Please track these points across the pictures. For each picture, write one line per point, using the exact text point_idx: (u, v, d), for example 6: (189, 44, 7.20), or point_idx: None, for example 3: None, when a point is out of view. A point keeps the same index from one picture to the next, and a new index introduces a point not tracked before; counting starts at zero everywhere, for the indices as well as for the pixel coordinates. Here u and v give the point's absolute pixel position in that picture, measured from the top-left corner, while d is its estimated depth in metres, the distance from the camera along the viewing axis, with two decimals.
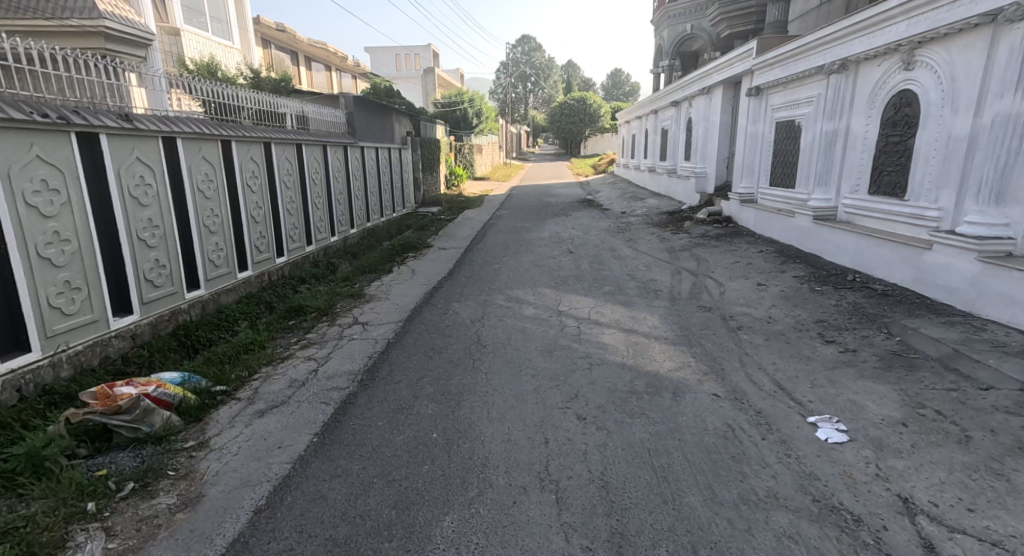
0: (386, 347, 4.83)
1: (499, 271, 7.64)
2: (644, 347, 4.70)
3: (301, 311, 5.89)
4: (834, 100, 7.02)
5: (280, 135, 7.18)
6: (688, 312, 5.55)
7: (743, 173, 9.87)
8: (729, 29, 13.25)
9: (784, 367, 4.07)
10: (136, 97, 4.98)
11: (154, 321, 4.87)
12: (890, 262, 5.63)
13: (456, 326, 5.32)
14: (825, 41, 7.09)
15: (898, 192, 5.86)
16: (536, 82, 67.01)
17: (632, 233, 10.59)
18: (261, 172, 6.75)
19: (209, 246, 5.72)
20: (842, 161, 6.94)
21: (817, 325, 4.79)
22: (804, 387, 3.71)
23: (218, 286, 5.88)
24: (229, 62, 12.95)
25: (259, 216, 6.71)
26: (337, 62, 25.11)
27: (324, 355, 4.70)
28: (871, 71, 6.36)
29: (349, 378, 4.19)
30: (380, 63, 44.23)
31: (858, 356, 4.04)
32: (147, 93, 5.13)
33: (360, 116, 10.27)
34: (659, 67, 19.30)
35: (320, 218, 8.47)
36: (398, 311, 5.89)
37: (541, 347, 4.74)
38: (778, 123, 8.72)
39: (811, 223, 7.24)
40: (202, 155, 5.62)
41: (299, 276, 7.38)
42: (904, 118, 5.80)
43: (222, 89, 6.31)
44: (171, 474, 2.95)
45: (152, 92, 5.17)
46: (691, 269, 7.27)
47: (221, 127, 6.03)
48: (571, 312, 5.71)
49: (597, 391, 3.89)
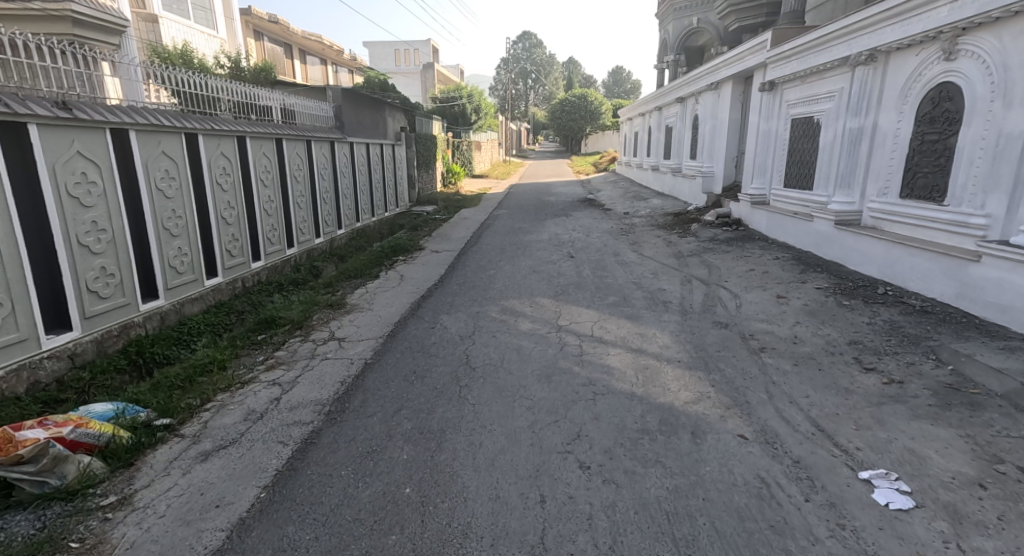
0: (362, 370, 4.24)
1: (494, 278, 7.06)
2: (656, 372, 4.13)
3: (272, 324, 5.30)
4: (860, 95, 6.46)
5: (258, 129, 6.57)
6: (703, 329, 4.97)
7: (755, 173, 9.27)
8: (739, 22, 12.64)
9: (820, 400, 3.50)
10: (110, 88, 4.76)
11: (99, 338, 4.31)
12: (928, 274, 5.07)
13: (442, 343, 4.73)
14: (851, 29, 6.50)
15: (936, 196, 5.30)
16: (536, 78, 66.27)
17: (636, 236, 10.00)
18: (234, 169, 6.17)
19: (171, 251, 5.13)
20: (868, 161, 6.36)
21: (852, 347, 4.22)
22: (847, 428, 3.13)
23: (182, 295, 5.29)
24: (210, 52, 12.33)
25: (231, 217, 6.11)
26: (334, 56, 24.49)
27: (290, 380, 4.12)
28: (904, 61, 5.78)
29: (314, 410, 3.61)
30: (379, 58, 43.57)
31: (907, 390, 3.46)
32: (123, 83, 4.87)
33: (350, 109, 9.64)
34: (665, 62, 18.66)
35: (303, 218, 7.86)
36: (379, 324, 5.30)
37: (538, 372, 4.16)
38: (795, 119, 8.13)
39: (833, 228, 6.66)
40: (163, 150, 5.04)
41: (277, 282, 6.78)
42: (944, 114, 5.23)
43: (197, 79, 5.78)
44: (74, 546, 2.39)
45: (127, 82, 4.89)
46: (703, 277, 6.69)
47: (189, 118, 5.47)
48: (571, 327, 5.13)
49: (603, 430, 3.31)
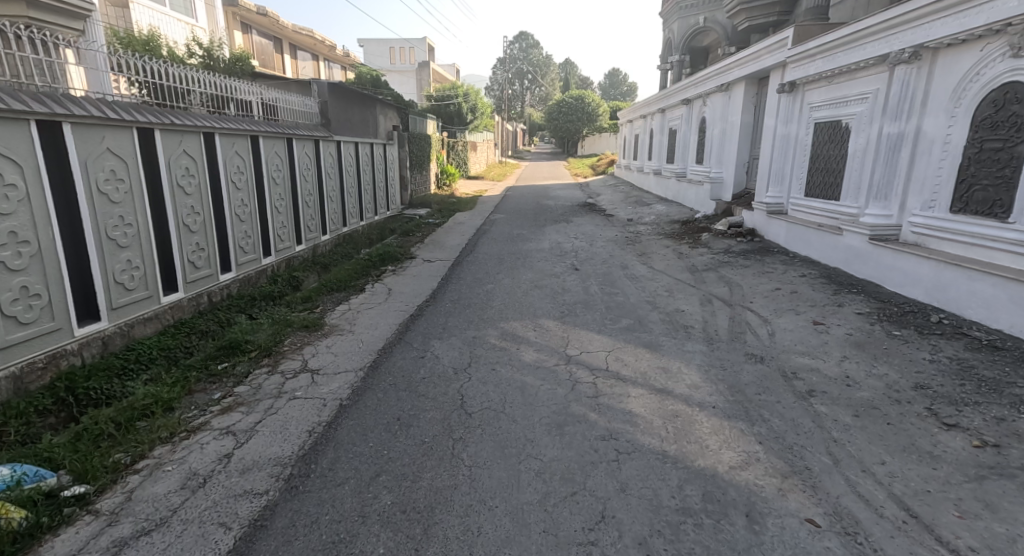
0: (336, 416, 3.48)
1: (492, 294, 6.34)
2: (688, 422, 3.40)
3: (236, 350, 4.52)
4: (900, 96, 5.78)
5: (230, 125, 5.77)
6: (735, 363, 4.27)
7: (771, 180, 8.59)
8: (750, 20, 11.98)
9: (901, 469, 2.88)
10: (74, 78, 4.20)
11: (15, 373, 3.58)
12: (992, 303, 4.45)
13: (433, 379, 4.01)
14: (890, 24, 5.84)
15: (998, 212, 4.72)
16: (533, 78, 65.44)
17: (643, 246, 9.30)
18: (200, 169, 5.33)
19: (119, 265, 4.35)
20: (909, 171, 5.71)
21: (920, 395, 3.59)
22: (947, 515, 2.55)
23: (132, 315, 4.50)
24: (182, 36, 11.62)
25: (196, 224, 5.28)
26: (324, 49, 23.62)
27: (247, 428, 3.36)
28: (959, 59, 5.14)
29: (272, 475, 2.88)
30: (374, 55, 42.77)
31: (1009, 459, 2.90)
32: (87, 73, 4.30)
33: (337, 105, 8.82)
34: (668, 63, 18.00)
35: (283, 223, 7.08)
36: (361, 351, 4.56)
37: (547, 420, 3.44)
38: (818, 123, 7.47)
39: (867, 243, 6.01)
40: (109, 146, 4.27)
41: (248, 295, 5.95)
42: (1011, 119, 4.64)
43: (164, 67, 5.06)
44: None
45: (92, 71, 4.33)
46: (724, 297, 6.02)
47: (148, 111, 4.73)
48: (581, 358, 4.43)
49: (634, 511, 2.62)
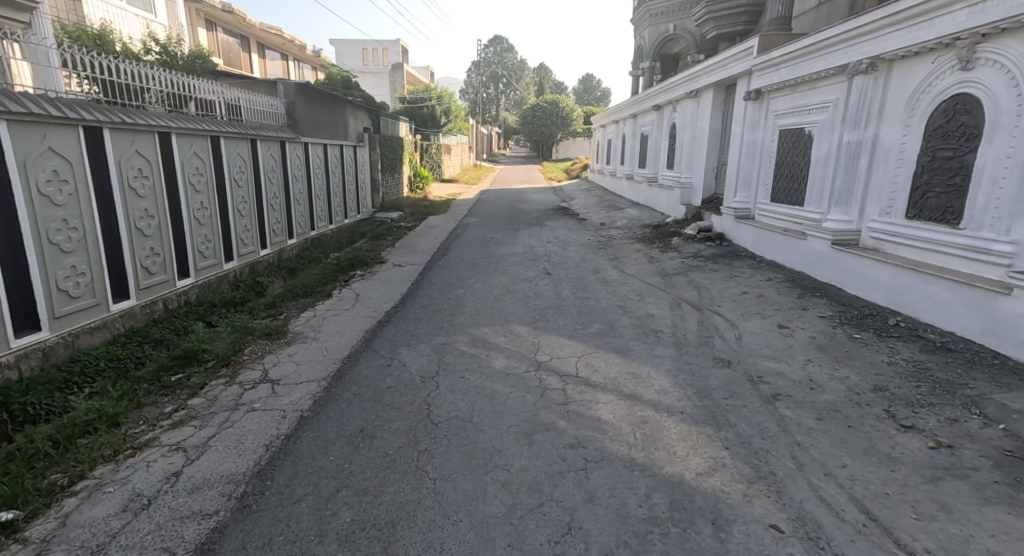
0: (295, 428, 3.38)
1: (462, 299, 6.27)
2: (656, 428, 3.39)
3: (193, 360, 4.37)
4: (858, 105, 5.93)
5: (188, 124, 5.58)
6: (703, 368, 4.30)
7: (738, 186, 8.72)
8: (717, 29, 12.18)
9: (861, 471, 2.92)
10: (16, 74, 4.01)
11: None
12: (946, 306, 4.57)
13: (400, 388, 3.93)
14: (849, 35, 5.98)
15: (949, 218, 4.86)
16: (508, 82, 65.63)
17: (615, 250, 9.35)
18: (155, 170, 5.14)
19: (62, 271, 4.16)
20: (867, 178, 5.84)
21: (879, 397, 3.66)
22: (905, 517, 2.59)
23: (77, 323, 4.31)
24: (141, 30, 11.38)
25: (150, 228, 5.09)
26: (294, 49, 23.28)
27: (199, 444, 3.23)
28: (912, 70, 5.29)
29: (223, 494, 2.77)
30: (346, 56, 42.28)
31: (963, 460, 2.97)
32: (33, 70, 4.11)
33: (304, 106, 8.65)
34: (639, 69, 18.23)
35: (246, 227, 6.88)
36: (325, 360, 4.45)
37: (515, 428, 3.39)
38: (783, 130, 7.62)
39: (830, 248, 6.13)
40: (51, 146, 4.08)
41: (208, 301, 5.77)
42: (961, 129, 4.78)
43: (116, 63, 4.88)
44: None
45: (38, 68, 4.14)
46: (693, 301, 6.07)
47: (97, 109, 4.54)
48: (551, 364, 4.40)
49: (601, 521, 2.59)
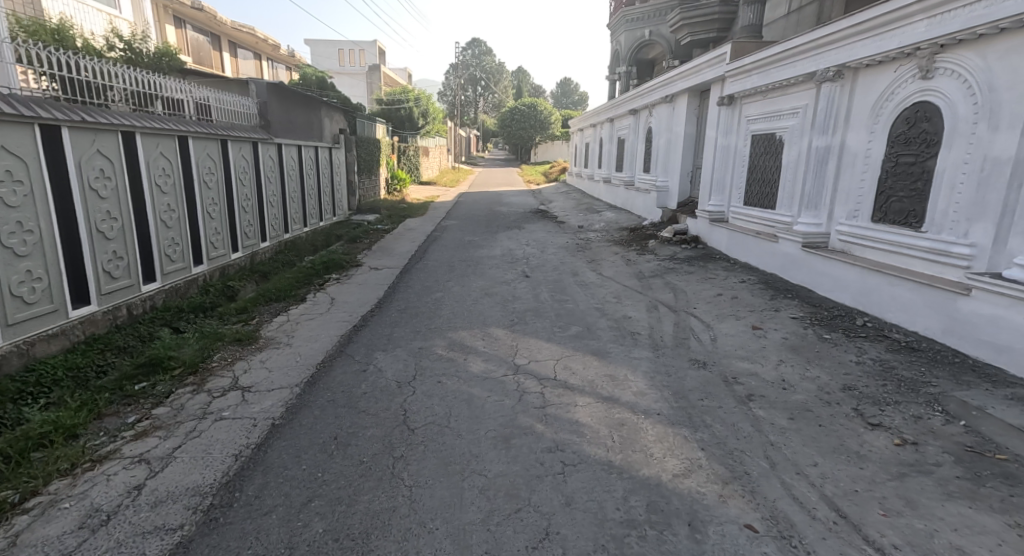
0: (265, 437, 3.31)
1: (440, 303, 6.23)
2: (633, 430, 3.41)
3: (159, 368, 4.25)
4: (825, 112, 6.06)
5: (154, 124, 5.44)
6: (679, 369, 4.34)
7: (712, 189, 8.85)
8: (691, 35, 12.37)
9: (832, 470, 2.97)
10: None
11: None
12: (910, 307, 4.70)
13: (375, 393, 3.88)
14: (817, 43, 6.12)
15: (912, 221, 4.99)
16: (486, 85, 65.69)
17: (593, 252, 9.40)
18: (117, 171, 5.00)
19: (16, 276, 4.02)
20: (836, 183, 5.98)
21: (849, 396, 3.73)
22: (874, 514, 2.64)
23: (33, 330, 4.17)
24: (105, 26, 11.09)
25: (113, 231, 4.95)
26: (267, 49, 22.95)
27: (162, 455, 3.14)
28: (876, 78, 5.43)
29: (188, 507, 2.70)
30: (322, 57, 41.82)
31: (927, 456, 3.05)
32: None
33: (277, 107, 8.51)
34: (615, 74, 18.42)
35: (216, 229, 6.74)
36: (298, 366, 4.37)
37: (492, 432, 3.38)
38: (755, 135, 7.75)
39: (800, 251, 6.25)
40: (4, 144, 3.93)
41: (177, 307, 5.62)
42: (921, 136, 4.92)
43: (76, 60, 4.73)
44: None
45: None
46: (670, 303, 6.13)
47: (55, 108, 4.39)
48: (529, 367, 4.40)
49: (578, 525, 2.59)
